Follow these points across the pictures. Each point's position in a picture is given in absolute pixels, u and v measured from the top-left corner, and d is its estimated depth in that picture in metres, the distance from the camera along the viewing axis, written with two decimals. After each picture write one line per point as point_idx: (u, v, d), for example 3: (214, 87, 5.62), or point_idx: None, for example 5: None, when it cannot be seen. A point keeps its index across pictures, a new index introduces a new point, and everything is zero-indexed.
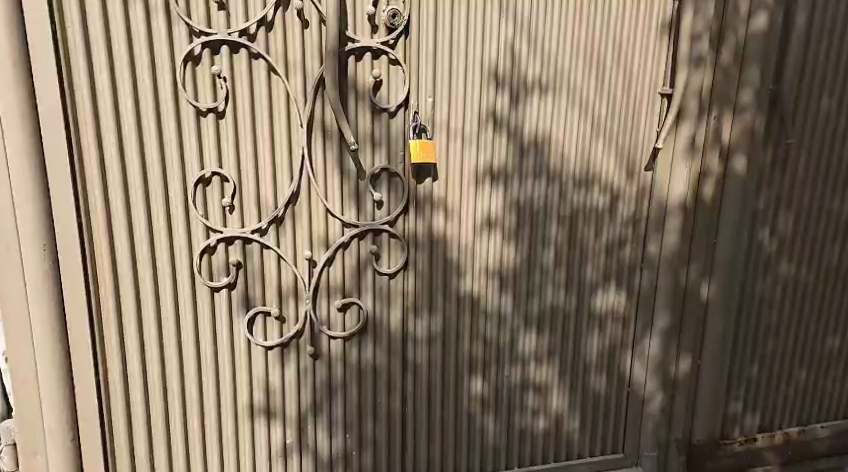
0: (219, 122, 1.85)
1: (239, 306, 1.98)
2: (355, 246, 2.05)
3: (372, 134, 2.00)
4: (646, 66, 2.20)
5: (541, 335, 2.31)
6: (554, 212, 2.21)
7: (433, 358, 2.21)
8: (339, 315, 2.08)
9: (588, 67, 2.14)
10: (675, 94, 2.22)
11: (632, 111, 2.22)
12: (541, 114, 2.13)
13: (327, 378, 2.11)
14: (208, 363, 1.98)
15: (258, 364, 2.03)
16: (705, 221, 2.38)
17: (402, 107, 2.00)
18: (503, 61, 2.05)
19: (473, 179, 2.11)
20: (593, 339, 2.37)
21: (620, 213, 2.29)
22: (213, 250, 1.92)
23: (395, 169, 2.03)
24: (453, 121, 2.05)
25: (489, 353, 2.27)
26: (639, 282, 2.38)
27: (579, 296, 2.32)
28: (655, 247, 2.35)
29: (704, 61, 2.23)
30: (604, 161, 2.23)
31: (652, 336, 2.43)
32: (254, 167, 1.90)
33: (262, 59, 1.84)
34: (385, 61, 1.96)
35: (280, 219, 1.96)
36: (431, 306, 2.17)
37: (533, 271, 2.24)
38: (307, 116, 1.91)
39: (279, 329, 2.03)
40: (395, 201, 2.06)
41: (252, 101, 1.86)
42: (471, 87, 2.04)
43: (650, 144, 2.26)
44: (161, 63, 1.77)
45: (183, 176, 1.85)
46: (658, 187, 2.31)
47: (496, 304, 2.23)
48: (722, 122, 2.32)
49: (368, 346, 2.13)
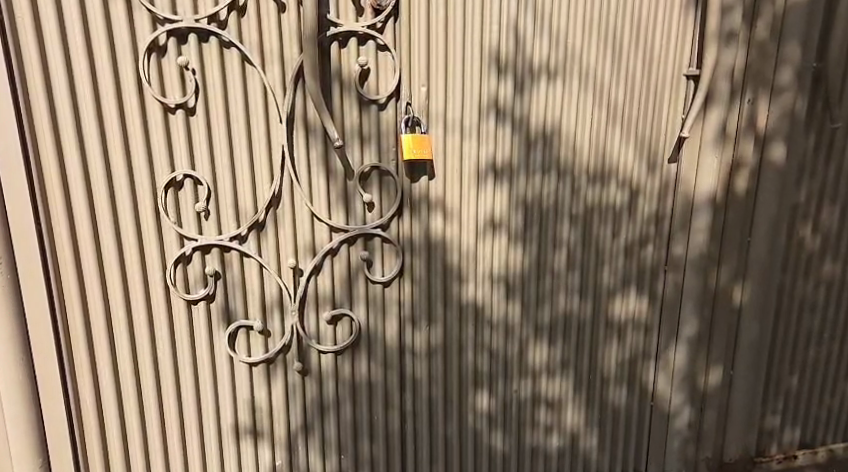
0: (190, 119, 1.65)
1: (219, 320, 1.79)
2: (345, 252, 1.86)
3: (360, 128, 1.80)
4: (668, 45, 1.96)
5: (552, 346, 2.11)
6: (565, 210, 2.00)
7: (433, 372, 2.02)
8: (329, 327, 1.89)
9: (602, 49, 1.90)
10: (703, 75, 1.96)
11: (654, 96, 1.98)
12: (549, 103, 1.91)
13: (319, 397, 1.92)
14: (188, 383, 1.80)
15: (243, 383, 1.84)
16: (738, 217, 2.14)
17: (393, 98, 1.80)
18: (505, 44, 1.84)
19: (474, 176, 1.91)
20: (611, 350, 2.17)
21: (639, 210, 2.06)
22: (188, 260, 1.72)
23: (387, 167, 1.84)
24: (451, 112, 1.85)
25: (496, 367, 2.08)
26: (662, 287, 2.16)
27: (594, 303, 2.11)
28: (682, 248, 2.12)
29: (738, 38, 1.97)
30: (621, 154, 2.00)
31: (677, 345, 2.22)
32: (230, 167, 1.70)
33: (235, 48, 1.64)
34: (372, 47, 1.76)
35: (262, 225, 1.76)
36: (430, 317, 1.98)
37: (542, 276, 2.04)
38: (288, 110, 1.71)
39: (264, 344, 1.84)
40: (387, 202, 1.87)
41: (226, 94, 1.66)
42: (470, 74, 1.83)
43: (674, 133, 2.03)
44: (123, 52, 1.56)
45: (152, 180, 1.65)
46: (684, 181, 2.07)
47: (503, 312, 2.04)
48: (758, 106, 2.06)
49: (363, 361, 1.94)
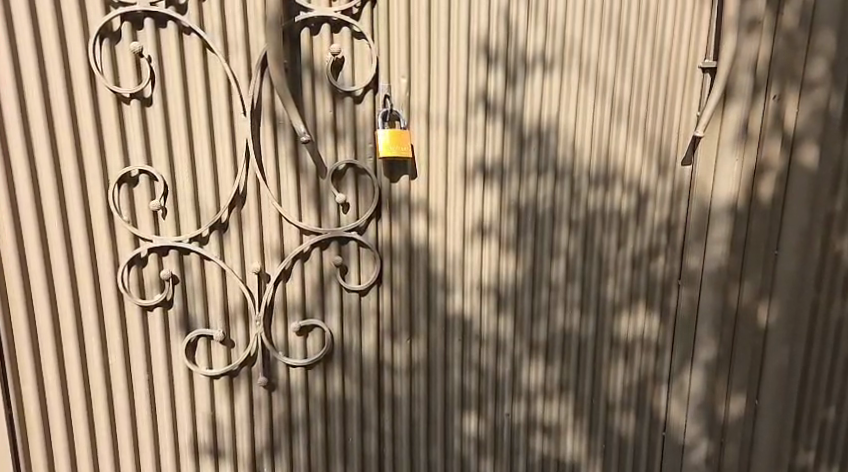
0: (146, 110, 1.53)
1: (177, 328, 1.66)
2: (317, 257, 1.71)
3: (334, 123, 1.65)
4: (682, 33, 1.75)
5: (549, 365, 1.93)
6: (564, 215, 1.81)
7: (414, 391, 1.86)
8: (299, 339, 1.74)
9: (605, 38, 1.71)
10: (721, 67, 1.75)
11: (665, 92, 1.78)
12: (545, 97, 1.73)
13: (286, 414, 1.77)
14: (142, 395, 1.67)
15: (203, 396, 1.71)
16: (765, 227, 1.89)
17: (370, 90, 1.65)
18: (495, 31, 1.66)
19: (460, 176, 1.74)
20: (618, 373, 1.96)
21: (649, 217, 1.86)
22: (143, 261, 1.61)
23: (363, 166, 1.68)
24: (434, 106, 1.68)
25: (485, 387, 1.91)
26: (675, 303, 1.94)
27: (597, 319, 1.92)
28: (698, 259, 1.91)
29: (763, 25, 1.74)
30: (627, 154, 1.80)
31: (693, 368, 1.99)
32: (189, 163, 1.57)
33: (195, 34, 1.52)
34: (348, 34, 1.60)
35: (224, 225, 1.63)
36: (412, 330, 1.82)
37: (538, 287, 1.86)
38: (252, 101, 1.57)
39: (227, 355, 1.70)
40: (364, 203, 1.71)
41: (185, 84, 1.54)
42: (455, 64, 1.67)
43: (689, 133, 1.82)
44: (73, 38, 1.47)
45: (105, 174, 1.54)
46: (699, 185, 1.85)
47: (493, 328, 1.87)
48: (787, 102, 1.82)
49: (336, 376, 1.79)
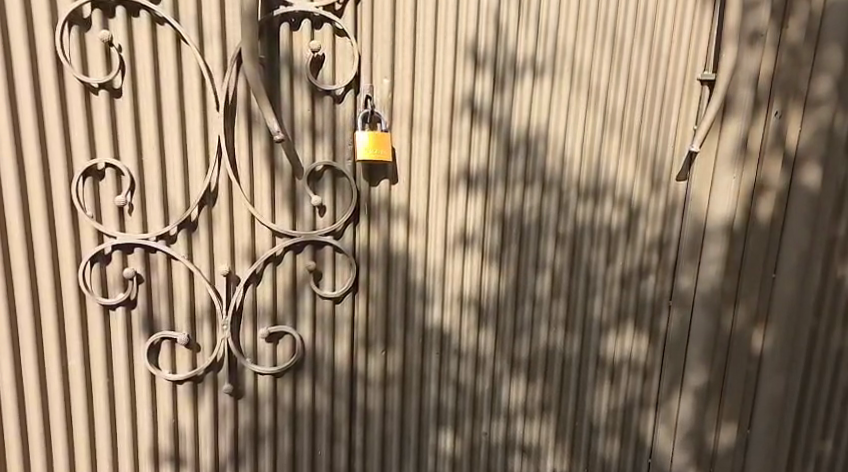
0: (115, 101, 1.47)
1: (140, 329, 1.59)
2: (289, 261, 1.64)
3: (312, 122, 1.58)
4: (680, 42, 1.68)
5: (531, 384, 1.85)
6: (550, 228, 1.73)
7: (389, 405, 1.79)
8: (268, 346, 1.67)
9: (598, 45, 1.64)
10: (720, 79, 1.67)
11: (660, 104, 1.70)
12: (534, 103, 1.66)
13: (253, 424, 1.70)
14: (101, 398, 1.61)
15: (165, 401, 1.64)
16: (762, 248, 1.80)
17: (351, 89, 1.58)
18: (483, 33, 1.60)
19: (443, 183, 1.67)
20: (602, 394, 1.88)
21: (640, 233, 1.78)
22: (107, 259, 1.54)
23: (341, 168, 1.61)
24: (418, 108, 1.62)
25: (463, 403, 1.83)
26: (666, 325, 1.86)
27: (582, 337, 1.84)
28: (691, 279, 1.81)
29: (767, 38, 1.66)
30: (619, 166, 1.72)
31: (682, 393, 1.90)
32: (158, 158, 1.51)
33: (169, 25, 1.46)
34: (329, 30, 1.54)
35: (193, 223, 1.57)
36: (387, 341, 1.75)
37: (521, 301, 1.79)
38: (225, 96, 1.51)
39: (192, 359, 1.63)
40: (341, 206, 1.64)
41: (156, 75, 1.48)
42: (441, 66, 1.60)
43: (684, 148, 1.74)
44: (39, 24, 1.40)
45: (70, 166, 1.48)
46: (695, 202, 1.76)
47: (473, 342, 1.79)
48: (789, 119, 1.73)
49: (306, 386, 1.72)
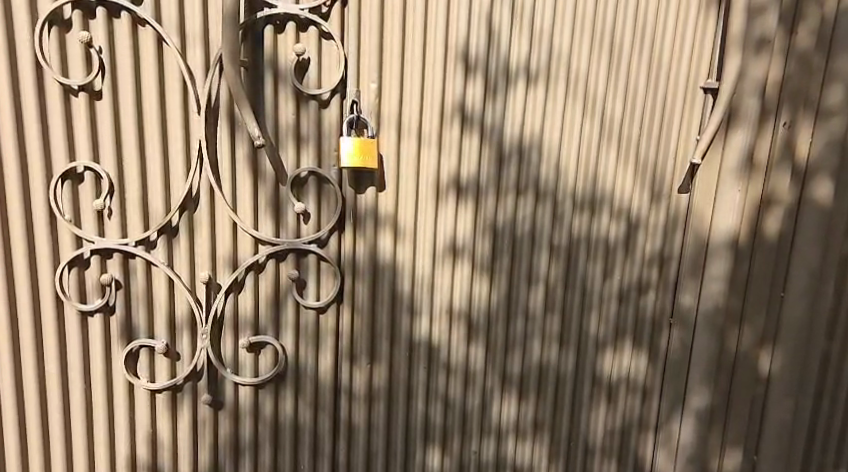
0: (95, 103, 1.45)
1: (119, 336, 1.56)
2: (272, 269, 1.60)
3: (297, 127, 1.54)
4: (682, 49, 1.61)
5: (523, 402, 1.77)
6: (544, 240, 1.67)
7: (374, 420, 1.73)
8: (249, 356, 1.63)
9: (596, 50, 1.58)
10: (723, 88, 1.59)
11: (661, 113, 1.63)
12: (528, 110, 1.60)
13: (232, 437, 1.66)
14: (78, 405, 1.58)
15: (143, 410, 1.61)
16: (768, 264, 1.69)
17: (337, 93, 1.53)
18: (475, 37, 1.54)
19: (432, 191, 1.61)
20: (599, 415, 1.80)
21: (639, 247, 1.70)
22: (86, 263, 1.52)
23: (326, 174, 1.57)
24: (406, 114, 1.57)
25: (451, 420, 1.75)
26: (667, 344, 1.77)
27: (578, 354, 1.76)
28: (692, 297, 1.72)
29: (774, 44, 1.57)
30: (617, 177, 1.65)
31: (684, 416, 1.79)
32: (138, 162, 1.48)
33: (150, 26, 1.43)
34: (315, 33, 1.50)
35: (173, 229, 1.53)
36: (373, 354, 1.69)
37: (513, 315, 1.71)
38: (207, 99, 1.48)
39: (171, 368, 1.60)
40: (327, 213, 1.60)
41: (137, 78, 1.45)
42: (430, 71, 1.55)
43: (686, 160, 1.67)
44: (20, 24, 1.39)
45: (48, 169, 1.46)
46: (697, 216, 1.68)
47: (463, 358, 1.71)
48: (798, 129, 1.63)
49: (288, 398, 1.67)
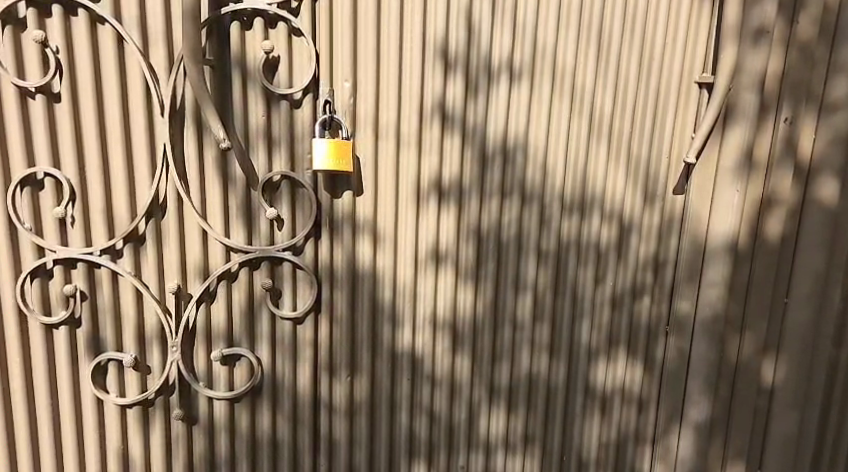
0: (54, 106, 1.38)
1: (85, 350, 1.50)
2: (245, 278, 1.52)
3: (268, 128, 1.46)
4: (674, 43, 1.53)
5: (513, 414, 1.68)
6: (531, 246, 1.58)
7: (356, 434, 1.65)
8: (223, 369, 1.55)
9: (583, 45, 1.50)
10: (719, 82, 1.50)
11: (653, 110, 1.55)
12: (511, 109, 1.51)
13: (207, 453, 1.59)
14: (45, 422, 1.51)
15: (112, 426, 1.54)
16: (770, 267, 1.58)
17: (310, 92, 1.46)
18: (454, 33, 1.46)
19: (412, 195, 1.53)
20: (593, 428, 1.71)
21: (633, 251, 1.61)
22: (49, 274, 1.45)
23: (300, 178, 1.49)
24: (383, 115, 1.49)
25: (437, 434, 1.67)
26: (663, 352, 1.67)
27: (569, 364, 1.67)
28: (690, 304, 1.62)
29: (774, 35, 1.47)
30: (608, 178, 1.57)
31: (682, 428, 1.69)
32: (101, 167, 1.42)
33: (109, 25, 1.36)
34: (284, 30, 1.42)
35: (140, 237, 1.47)
36: (353, 366, 1.61)
37: (500, 325, 1.63)
38: (171, 101, 1.41)
39: (141, 382, 1.53)
40: (301, 219, 1.52)
41: (98, 79, 1.39)
42: (407, 69, 1.48)
43: (681, 160, 1.58)
44: None
45: (7, 175, 1.39)
46: (693, 218, 1.59)
47: (448, 369, 1.63)
48: (801, 124, 1.51)
49: (265, 413, 1.59)
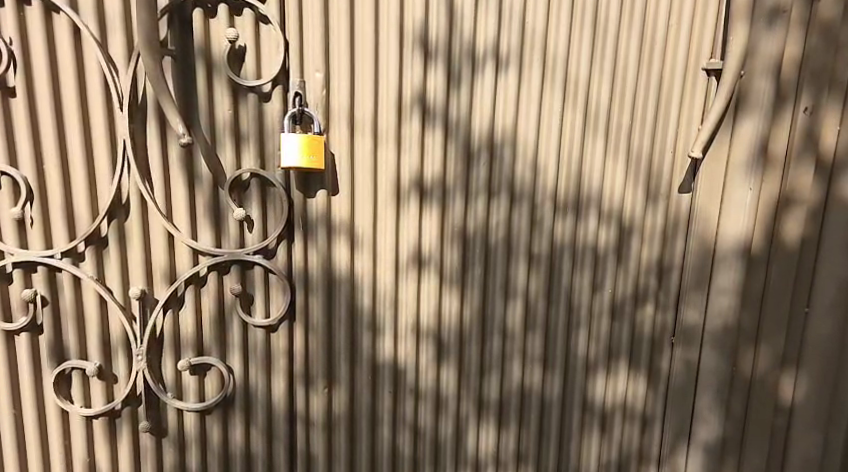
0: (9, 100, 1.31)
1: (48, 358, 1.42)
2: (214, 283, 1.43)
3: (236, 123, 1.37)
4: (678, 26, 1.39)
5: (504, 430, 1.56)
6: (521, 248, 1.46)
7: (335, 449, 1.55)
8: (192, 379, 1.47)
9: (576, 30, 1.38)
10: (728, 68, 1.35)
11: (655, 100, 1.41)
12: (497, 101, 1.39)
13: (177, 467, 1.50)
14: (7, 432, 1.45)
15: (77, 437, 1.46)
16: (788, 274, 1.43)
17: (279, 84, 1.36)
18: (435, 19, 1.35)
19: (391, 194, 1.42)
20: (592, 446, 1.58)
21: (634, 255, 1.48)
22: (8, 278, 1.38)
23: (270, 176, 1.39)
24: (358, 108, 1.38)
25: (422, 451, 1.56)
26: (668, 365, 1.53)
27: (565, 378, 1.54)
28: (698, 313, 1.48)
29: (791, 15, 1.31)
30: (605, 175, 1.44)
31: (690, 450, 1.54)
32: (60, 166, 1.34)
33: (64, 13, 1.28)
34: (250, 17, 1.32)
35: (102, 239, 1.39)
36: (331, 377, 1.51)
37: (488, 334, 1.51)
38: (131, 94, 1.33)
39: (107, 391, 1.45)
40: (272, 220, 1.42)
41: (54, 71, 1.31)
42: (384, 58, 1.37)
43: (686, 154, 1.44)
44: None
45: None
46: (701, 219, 1.44)
47: (432, 381, 1.52)
48: (823, 116, 1.36)
49: (238, 425, 1.50)
